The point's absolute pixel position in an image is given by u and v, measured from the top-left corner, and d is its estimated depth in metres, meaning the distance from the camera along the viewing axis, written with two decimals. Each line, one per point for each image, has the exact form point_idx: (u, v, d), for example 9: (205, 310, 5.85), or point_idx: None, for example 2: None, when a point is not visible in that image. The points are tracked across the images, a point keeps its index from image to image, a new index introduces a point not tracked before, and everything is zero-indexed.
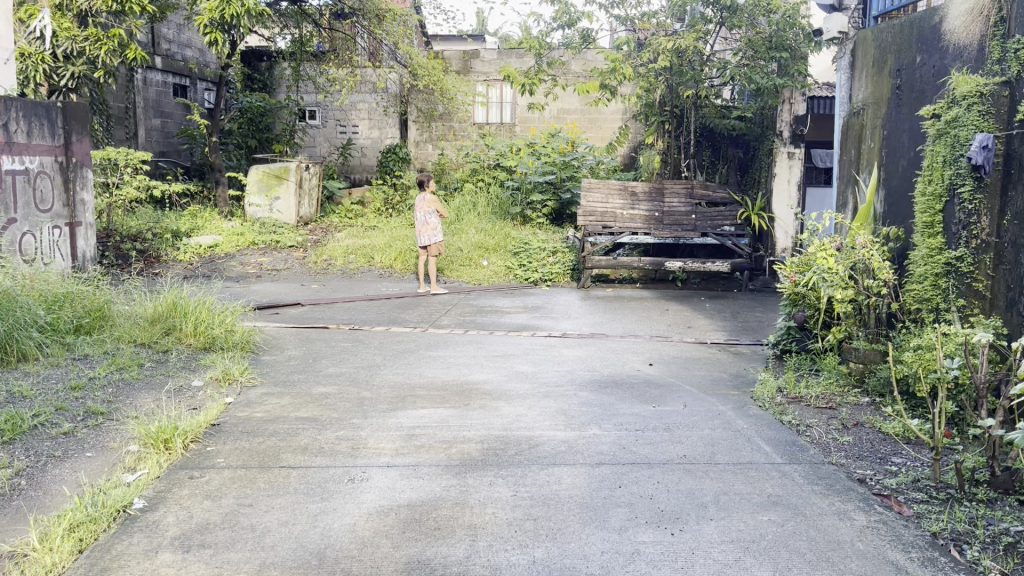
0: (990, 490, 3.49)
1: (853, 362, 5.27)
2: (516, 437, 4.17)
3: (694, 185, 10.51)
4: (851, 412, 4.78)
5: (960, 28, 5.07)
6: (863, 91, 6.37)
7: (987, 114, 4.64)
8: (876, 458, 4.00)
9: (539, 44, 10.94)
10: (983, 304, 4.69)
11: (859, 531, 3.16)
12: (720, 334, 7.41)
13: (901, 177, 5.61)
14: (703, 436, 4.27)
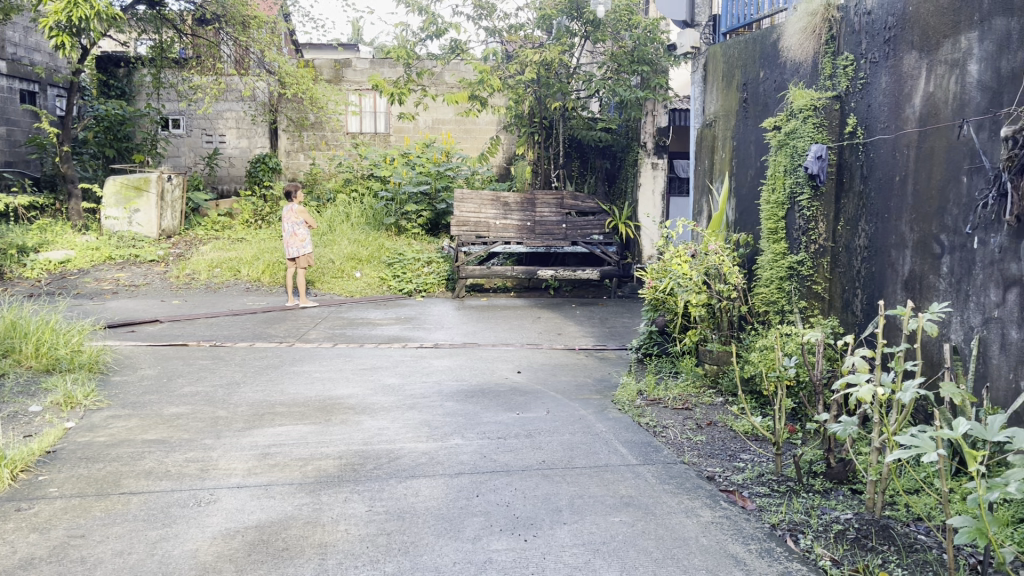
0: (826, 481, 3.70)
1: (708, 364, 5.49)
2: (376, 451, 4.11)
3: (564, 196, 10.76)
4: (705, 412, 4.97)
5: (795, 45, 5.43)
6: (714, 104, 6.65)
7: (821, 126, 5.01)
8: (725, 455, 4.17)
9: (408, 54, 10.90)
10: (822, 305, 5.08)
11: (704, 527, 3.28)
12: (588, 340, 7.59)
13: (750, 185, 5.89)
14: (563, 441, 4.35)
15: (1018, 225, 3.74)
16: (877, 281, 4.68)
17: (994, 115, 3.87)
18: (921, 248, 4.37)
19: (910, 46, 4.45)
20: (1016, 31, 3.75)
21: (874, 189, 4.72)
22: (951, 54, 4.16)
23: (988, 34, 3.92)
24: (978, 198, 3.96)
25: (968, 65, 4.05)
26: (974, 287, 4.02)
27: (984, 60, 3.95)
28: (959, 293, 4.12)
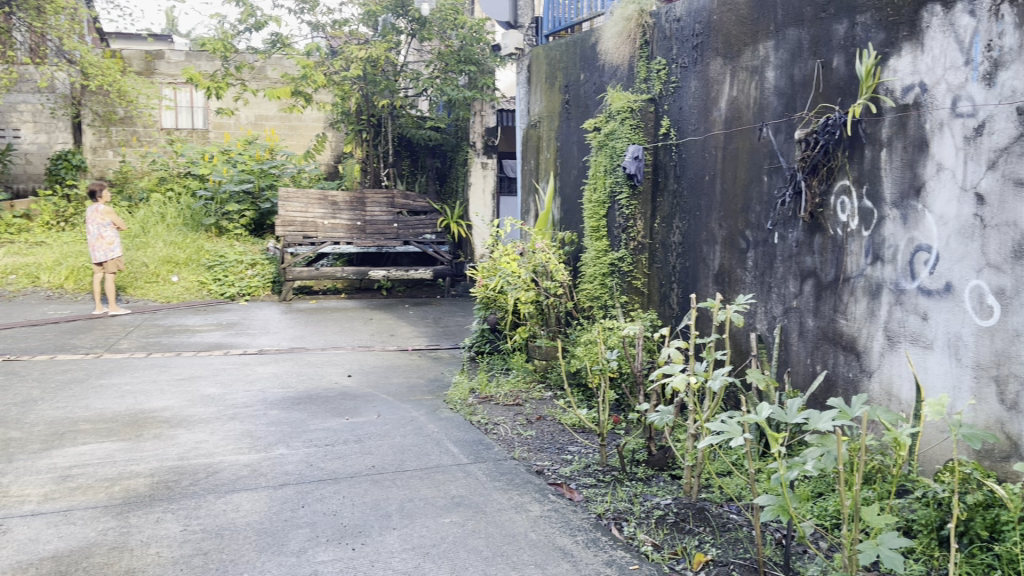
0: (648, 468, 3.85)
1: (538, 360, 5.59)
2: (193, 466, 3.87)
3: (395, 195, 10.63)
4: (534, 407, 5.04)
5: (612, 49, 5.64)
6: (539, 105, 6.77)
7: (637, 127, 5.24)
8: (554, 448, 4.25)
9: (226, 46, 10.40)
10: (641, 299, 5.35)
11: (532, 522, 3.32)
12: (421, 340, 7.54)
13: (574, 184, 6.05)
14: (393, 444, 4.28)
15: (811, 220, 4.10)
16: (690, 275, 5.00)
17: (789, 119, 4.21)
18: (729, 244, 4.67)
19: (715, 52, 4.74)
20: (806, 42, 4.10)
21: (687, 188, 5.02)
22: (751, 61, 4.47)
23: (783, 44, 4.25)
24: (777, 196, 4.29)
25: (766, 72, 4.36)
26: (775, 279, 4.35)
27: (779, 67, 4.27)
28: (762, 284, 4.44)
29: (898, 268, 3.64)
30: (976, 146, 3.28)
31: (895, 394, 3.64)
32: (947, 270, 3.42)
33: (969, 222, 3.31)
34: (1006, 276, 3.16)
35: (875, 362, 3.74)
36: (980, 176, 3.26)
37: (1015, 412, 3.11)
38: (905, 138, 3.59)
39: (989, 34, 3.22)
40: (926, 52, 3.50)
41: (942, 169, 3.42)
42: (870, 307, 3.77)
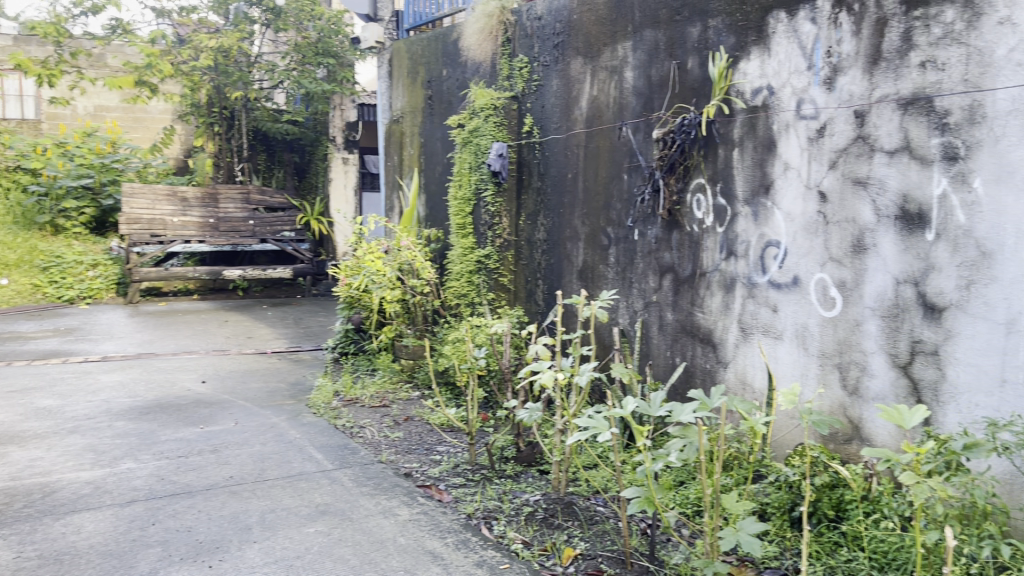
0: (517, 464, 3.86)
1: (404, 359, 5.50)
2: (27, 487, 3.54)
3: (250, 190, 10.23)
4: (402, 407, 4.95)
5: (474, 45, 5.62)
6: (401, 100, 6.66)
7: (500, 125, 5.24)
8: (423, 450, 4.18)
9: (59, 31, 9.66)
10: (508, 295, 5.37)
11: (401, 526, 3.25)
12: (281, 342, 7.28)
13: (438, 181, 5.99)
14: (253, 453, 4.08)
15: (669, 218, 4.22)
16: (555, 271, 5.05)
17: (647, 119, 4.32)
18: (592, 240, 4.75)
19: (576, 51, 4.81)
20: (662, 43, 4.22)
21: (550, 186, 5.06)
22: (610, 61, 4.56)
23: (640, 45, 4.35)
24: (637, 194, 4.39)
25: (625, 72, 4.46)
26: (636, 274, 4.45)
27: (637, 68, 4.37)
28: (624, 280, 4.53)
29: (750, 263, 3.80)
30: (819, 147, 3.48)
31: (749, 383, 3.82)
32: (794, 265, 3.60)
33: (814, 219, 3.51)
34: (847, 269, 3.37)
35: (730, 353, 3.91)
36: (823, 175, 3.46)
37: (856, 397, 3.34)
38: (755, 139, 3.75)
39: (830, 41, 3.42)
40: (773, 56, 3.66)
41: (789, 168, 3.61)
42: (725, 301, 3.93)
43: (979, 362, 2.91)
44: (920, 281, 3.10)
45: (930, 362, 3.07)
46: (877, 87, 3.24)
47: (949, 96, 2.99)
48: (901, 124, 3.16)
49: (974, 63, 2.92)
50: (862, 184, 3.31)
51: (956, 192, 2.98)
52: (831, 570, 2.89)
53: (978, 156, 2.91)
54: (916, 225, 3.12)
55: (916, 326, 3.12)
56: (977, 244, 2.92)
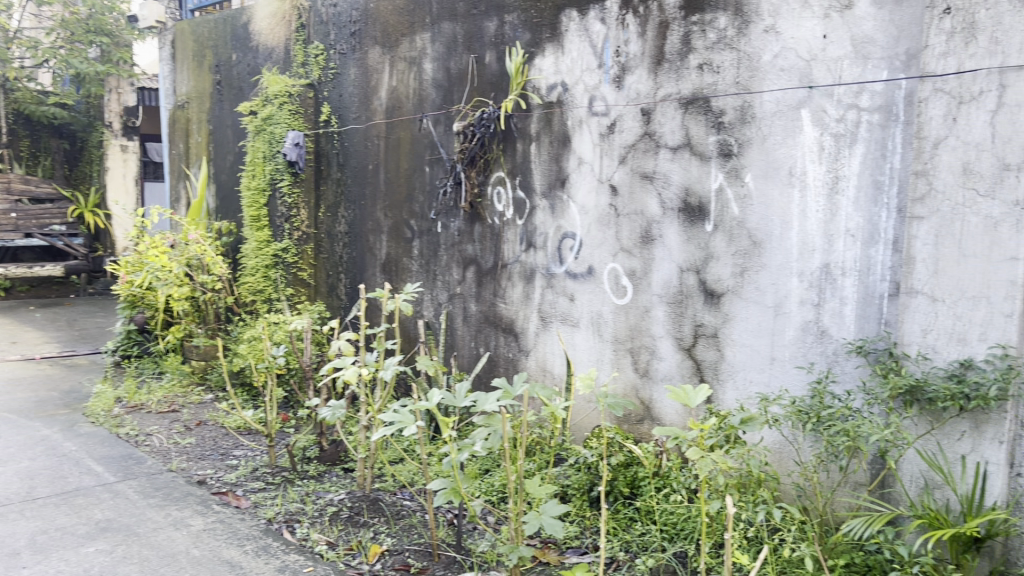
0: (320, 464, 3.74)
1: (196, 361, 5.18)
2: None
3: (12, 180, 9.22)
4: (193, 412, 4.65)
5: (266, 30, 5.38)
6: (186, 85, 6.23)
7: (296, 113, 5.06)
8: (217, 455, 3.95)
9: None
10: (308, 290, 5.19)
11: (194, 537, 3.05)
12: (52, 346, 6.62)
13: (230, 172, 5.69)
14: (20, 470, 3.68)
15: (471, 210, 4.26)
16: (357, 265, 4.96)
17: (447, 111, 4.33)
18: (394, 233, 4.71)
19: (373, 41, 4.73)
20: (460, 37, 4.24)
21: (350, 177, 4.96)
22: (408, 52, 4.52)
23: (438, 37, 4.35)
24: (439, 187, 4.39)
25: (423, 64, 4.44)
26: (440, 267, 4.46)
27: (436, 60, 4.37)
28: (428, 273, 4.52)
29: (548, 254, 3.92)
30: (610, 142, 3.64)
31: (549, 370, 3.95)
32: (589, 255, 3.75)
33: (606, 211, 3.67)
34: (637, 259, 3.56)
35: (532, 342, 4.01)
36: (613, 170, 3.63)
37: (647, 378, 3.55)
38: (551, 134, 3.87)
39: (618, 41, 3.58)
40: (565, 54, 3.79)
41: (583, 163, 3.75)
42: (526, 291, 4.02)
43: (752, 343, 3.19)
44: (701, 269, 3.33)
45: (711, 344, 3.32)
46: (661, 87, 3.44)
47: (723, 97, 3.23)
48: (682, 123, 3.38)
49: (743, 67, 3.17)
50: (649, 179, 3.50)
51: (730, 186, 3.23)
52: (627, 545, 3.04)
53: (748, 153, 3.17)
54: (696, 216, 3.34)
55: (698, 311, 3.35)
56: (749, 235, 3.18)
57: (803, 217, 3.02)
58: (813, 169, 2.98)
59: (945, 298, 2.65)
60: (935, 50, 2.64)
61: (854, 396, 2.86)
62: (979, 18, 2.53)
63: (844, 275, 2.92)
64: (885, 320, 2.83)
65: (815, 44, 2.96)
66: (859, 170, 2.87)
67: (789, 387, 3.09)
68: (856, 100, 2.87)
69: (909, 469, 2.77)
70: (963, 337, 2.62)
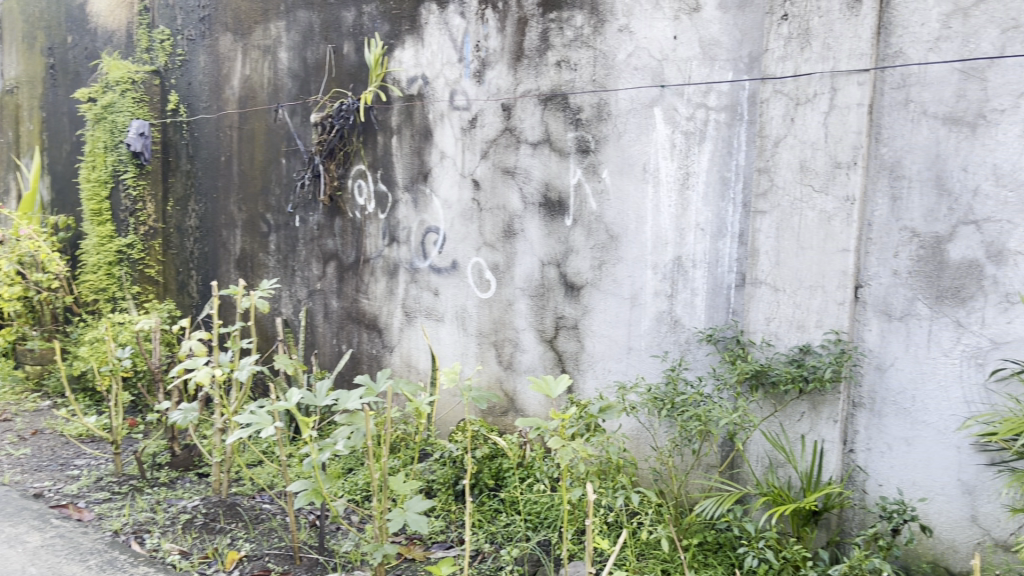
0: (172, 470, 3.56)
1: (30, 366, 4.81)
2: None
3: None
4: (28, 420, 4.32)
5: (105, 13, 4.99)
6: (13, 68, 5.73)
7: (140, 101, 4.79)
8: (56, 466, 3.69)
9: None
10: (156, 288, 4.93)
11: (31, 555, 2.84)
12: None
13: (66, 162, 5.31)
14: None
15: (330, 204, 4.16)
16: (210, 260, 4.76)
17: (304, 102, 4.21)
18: (249, 227, 4.54)
19: (224, 27, 4.53)
20: (317, 26, 4.13)
21: (200, 169, 4.75)
22: (262, 40, 4.37)
23: (293, 25, 4.22)
24: (296, 179, 4.27)
25: (278, 52, 4.30)
26: (299, 262, 4.34)
27: (291, 49, 4.24)
28: (286, 268, 4.39)
29: (412, 249, 3.88)
30: (471, 137, 3.65)
31: (413, 365, 3.93)
32: (452, 250, 3.75)
33: (468, 206, 3.68)
34: (499, 253, 3.59)
35: (395, 337, 3.97)
36: (475, 164, 3.64)
37: (510, 370, 3.59)
38: (412, 127, 3.83)
39: (477, 36, 3.59)
40: (425, 47, 3.76)
41: (444, 157, 3.74)
42: (388, 286, 3.98)
43: (611, 333, 3.28)
44: (561, 263, 3.40)
45: (572, 335, 3.40)
46: (521, 83, 3.48)
47: (580, 94, 3.30)
48: (541, 118, 3.43)
49: (599, 65, 3.25)
50: (510, 173, 3.54)
51: (588, 181, 3.31)
52: (492, 536, 3.05)
53: (604, 150, 3.25)
54: (556, 211, 3.40)
55: (559, 303, 3.42)
56: (606, 229, 3.27)
57: (656, 211, 3.13)
58: (665, 165, 3.10)
59: (786, 288, 2.82)
60: (774, 53, 2.80)
61: (705, 382, 2.99)
62: (813, 25, 2.70)
63: (695, 267, 3.05)
64: (732, 309, 2.98)
65: (665, 45, 3.08)
66: (707, 167, 3.01)
67: (645, 375, 3.21)
68: (704, 99, 3.00)
69: (755, 450, 2.93)
70: (802, 324, 2.79)
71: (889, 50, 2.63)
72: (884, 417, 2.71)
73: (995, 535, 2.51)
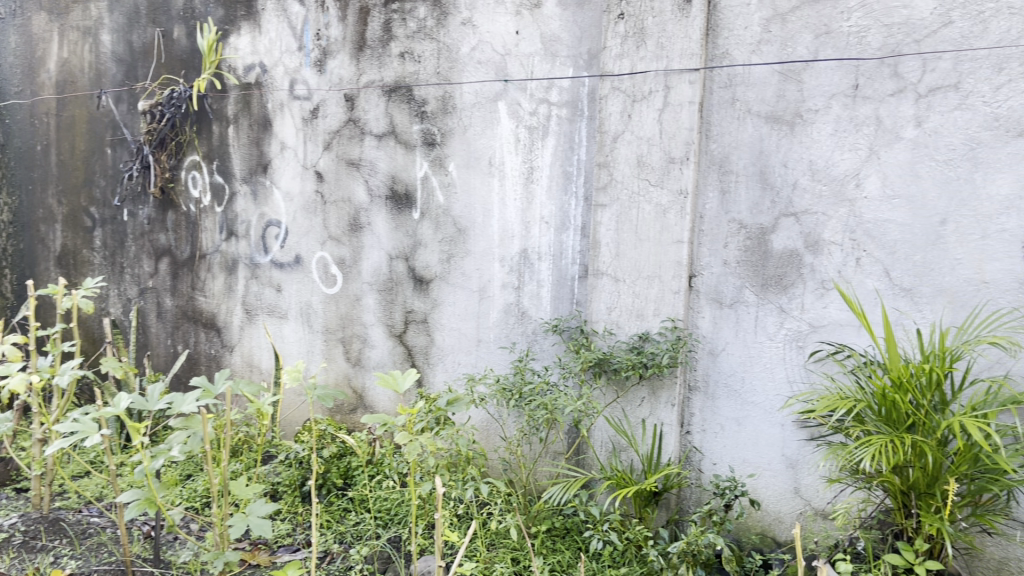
0: None
1: None
2: None
3: None
4: None
5: None
6: None
7: None
8: None
9: None
10: None
11: None
12: None
13: None
14: None
15: (161, 196, 3.93)
16: (26, 258, 4.39)
17: (130, 88, 3.96)
18: (71, 221, 4.23)
19: (38, 5, 4.19)
20: (144, 8, 3.89)
21: (13, 159, 4.36)
22: (82, 21, 4.07)
23: (118, 6, 3.96)
24: (123, 171, 4.01)
25: (101, 35, 4.02)
26: (128, 259, 4.08)
27: (115, 32, 3.98)
28: (114, 265, 4.12)
29: (252, 243, 3.74)
30: (313, 128, 3.55)
31: (256, 365, 3.79)
32: (295, 244, 3.64)
33: (311, 198, 3.58)
34: (345, 247, 3.52)
35: (236, 336, 3.81)
36: (318, 156, 3.55)
37: (358, 367, 3.54)
38: (250, 116, 3.68)
39: (317, 24, 3.49)
40: (263, 34, 3.62)
41: (285, 148, 3.62)
42: (227, 283, 3.81)
43: (460, 326, 3.29)
44: (409, 257, 3.38)
45: (421, 329, 3.38)
46: (364, 73, 3.42)
47: (425, 87, 3.28)
48: (386, 110, 3.38)
49: (443, 58, 3.24)
50: (355, 166, 3.47)
51: (435, 174, 3.30)
52: (341, 536, 2.98)
53: (450, 143, 3.25)
54: (403, 204, 3.38)
55: (408, 297, 3.40)
56: (454, 222, 3.27)
57: (502, 204, 3.16)
58: (510, 159, 3.14)
59: (626, 278, 2.91)
60: (612, 51, 2.88)
61: (551, 371, 3.05)
62: (647, 24, 2.81)
63: (541, 259, 3.10)
64: (576, 300, 3.05)
65: (508, 40, 3.11)
66: (551, 161, 3.06)
67: (494, 366, 3.24)
68: (546, 95, 3.05)
69: (600, 436, 3.02)
70: (642, 313, 2.90)
71: (717, 51, 2.78)
72: (717, 399, 2.87)
73: (815, 504, 2.70)
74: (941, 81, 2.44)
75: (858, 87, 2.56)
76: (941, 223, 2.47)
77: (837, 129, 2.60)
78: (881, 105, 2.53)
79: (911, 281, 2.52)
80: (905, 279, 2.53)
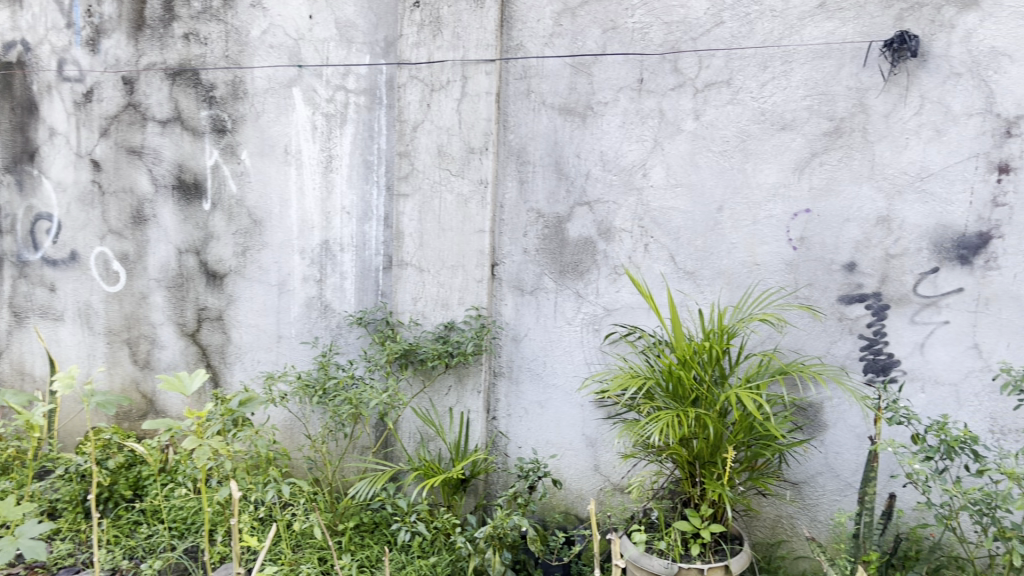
0: None
1: None
2: None
3: None
4: None
5: None
6: None
7: None
8: None
9: None
10: None
11: None
12: None
13: None
14: None
15: None
16: None
17: None
18: None
19: None
20: None
21: None
22: None
23: None
24: None
25: None
26: None
27: None
28: None
29: (18, 239, 3.39)
30: (87, 112, 3.27)
31: (28, 372, 3.45)
32: (70, 239, 3.34)
33: (87, 189, 3.30)
34: (128, 241, 3.28)
35: (3, 341, 3.46)
36: (94, 143, 3.27)
37: (147, 370, 3.31)
38: (12, 98, 3.34)
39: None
40: (24, 8, 3.29)
41: (55, 134, 3.31)
42: None
43: (258, 322, 3.16)
44: (200, 250, 3.20)
45: (216, 327, 3.21)
46: (144, 55, 3.19)
47: (212, 70, 3.11)
48: (170, 95, 3.17)
49: (232, 40, 3.08)
50: (136, 154, 3.23)
51: (227, 163, 3.13)
52: (131, 551, 2.77)
53: (242, 130, 3.10)
54: (192, 194, 3.18)
55: (201, 293, 3.22)
56: (249, 213, 3.13)
57: (299, 194, 3.06)
58: (307, 148, 3.04)
59: (429, 268, 2.91)
60: (408, 39, 2.85)
61: (356, 365, 3.00)
62: (442, 13, 2.80)
63: (342, 251, 3.03)
64: (380, 291, 3.01)
65: (301, 24, 3.00)
66: (350, 150, 2.99)
67: (295, 363, 3.14)
68: (343, 82, 2.97)
69: (408, 427, 3.00)
70: (446, 302, 2.90)
71: (511, 43, 2.82)
72: (521, 384, 2.94)
73: (613, 480, 2.83)
74: (716, 77, 2.60)
75: (642, 82, 2.69)
76: (718, 210, 2.64)
77: (624, 121, 2.72)
78: (664, 99, 2.67)
79: (693, 264, 2.69)
80: (688, 263, 2.70)
